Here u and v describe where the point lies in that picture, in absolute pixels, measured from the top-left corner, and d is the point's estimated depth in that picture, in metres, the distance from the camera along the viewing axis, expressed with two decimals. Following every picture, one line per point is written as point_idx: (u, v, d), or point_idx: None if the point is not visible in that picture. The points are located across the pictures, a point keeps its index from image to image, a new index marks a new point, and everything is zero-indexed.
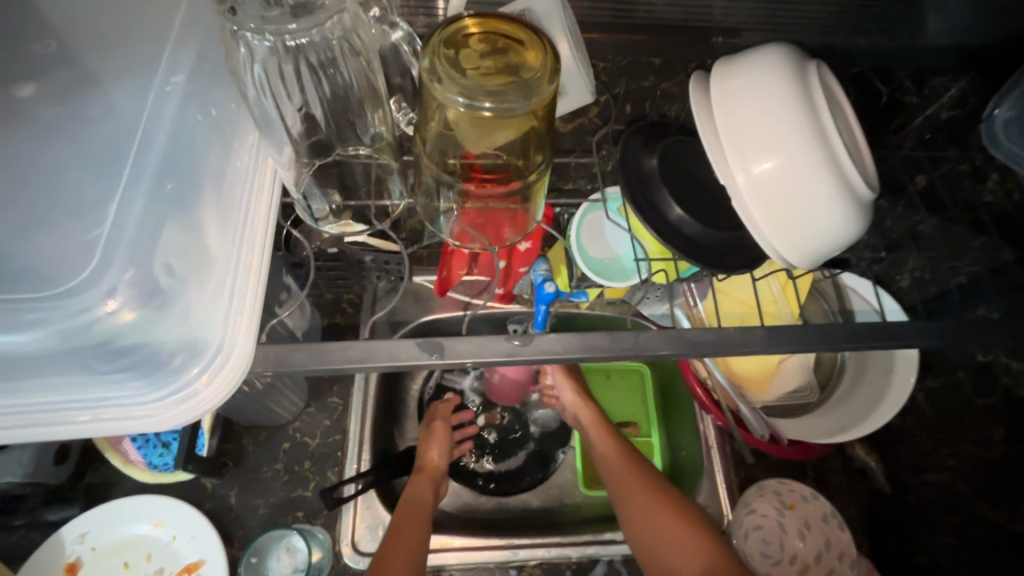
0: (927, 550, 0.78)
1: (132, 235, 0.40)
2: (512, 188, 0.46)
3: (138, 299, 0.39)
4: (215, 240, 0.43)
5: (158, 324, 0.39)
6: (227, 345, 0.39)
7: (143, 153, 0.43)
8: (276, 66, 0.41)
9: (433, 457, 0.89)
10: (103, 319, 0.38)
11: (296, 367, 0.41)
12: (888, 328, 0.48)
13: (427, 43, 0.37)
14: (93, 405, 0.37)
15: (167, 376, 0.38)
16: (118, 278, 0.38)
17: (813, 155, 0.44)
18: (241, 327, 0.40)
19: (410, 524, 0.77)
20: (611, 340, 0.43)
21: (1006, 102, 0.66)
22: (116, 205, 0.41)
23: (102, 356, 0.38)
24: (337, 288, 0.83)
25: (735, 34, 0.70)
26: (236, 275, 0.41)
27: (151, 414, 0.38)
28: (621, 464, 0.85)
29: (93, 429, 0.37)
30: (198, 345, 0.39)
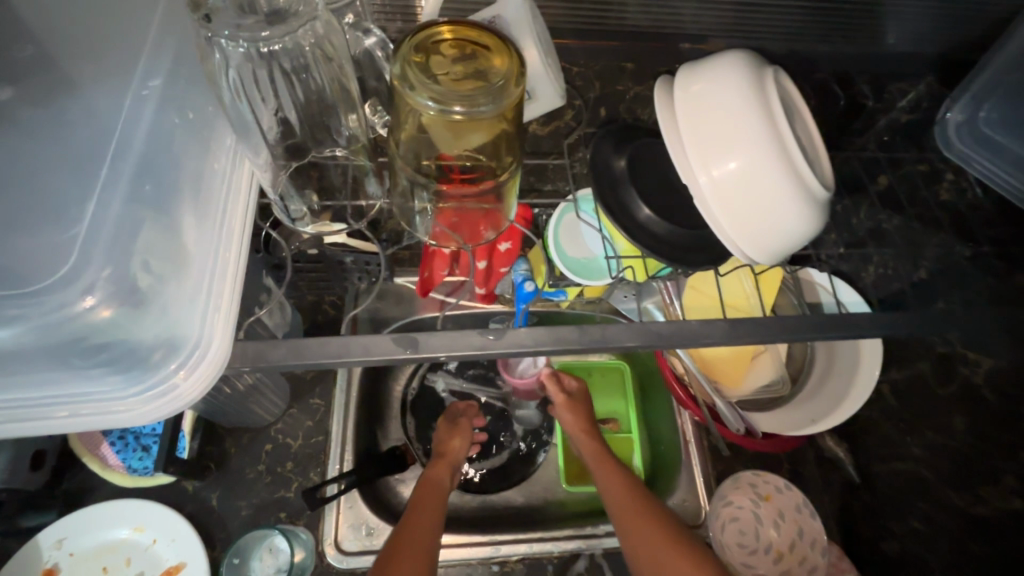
0: (895, 537, 0.81)
1: (111, 234, 0.40)
2: (483, 189, 0.47)
3: (115, 297, 0.39)
4: (194, 240, 0.43)
5: (134, 322, 0.39)
6: (206, 341, 0.40)
7: (121, 154, 0.44)
8: (251, 72, 0.42)
9: (455, 446, 0.89)
10: (79, 316, 0.38)
11: (275, 362, 0.41)
12: (846, 318, 0.50)
13: (397, 49, 0.38)
14: (73, 399, 0.38)
15: (143, 372, 0.39)
16: (97, 275, 0.39)
17: (769, 158, 0.46)
18: (218, 324, 0.41)
19: (426, 504, 0.75)
20: (580, 333, 0.45)
21: (957, 105, 0.68)
22: (94, 204, 0.41)
23: (78, 352, 0.38)
24: (318, 289, 0.84)
25: (701, 40, 0.73)
26: (215, 275, 0.42)
27: (132, 408, 0.39)
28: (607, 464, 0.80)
29: (74, 422, 0.38)
30: (176, 342, 0.40)
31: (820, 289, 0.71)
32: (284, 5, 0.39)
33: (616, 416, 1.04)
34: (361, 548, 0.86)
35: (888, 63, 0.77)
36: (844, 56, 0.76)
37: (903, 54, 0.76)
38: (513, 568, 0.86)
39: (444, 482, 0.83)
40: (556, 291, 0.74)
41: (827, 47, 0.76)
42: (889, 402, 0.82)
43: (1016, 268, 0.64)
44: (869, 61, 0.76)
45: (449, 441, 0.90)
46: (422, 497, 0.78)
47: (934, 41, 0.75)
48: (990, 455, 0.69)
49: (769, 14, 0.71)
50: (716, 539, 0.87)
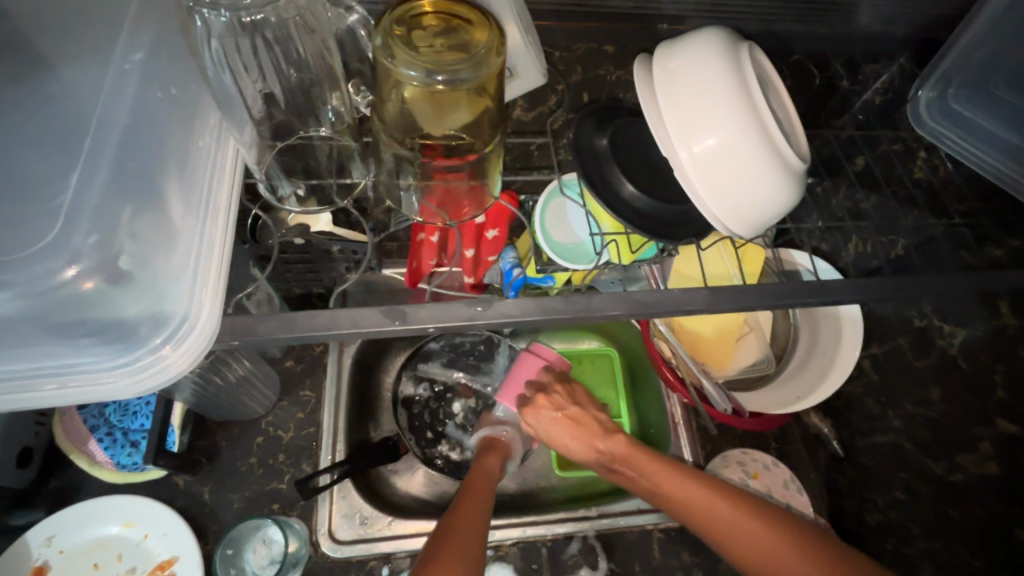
0: (878, 507, 0.83)
1: (95, 206, 0.40)
2: (466, 164, 0.48)
3: (99, 269, 0.39)
4: (179, 215, 0.44)
5: (120, 295, 0.39)
6: (194, 315, 0.41)
7: (103, 127, 0.43)
8: (232, 42, 0.43)
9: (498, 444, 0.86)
10: (62, 285, 0.38)
11: (263, 336, 0.42)
12: (824, 285, 0.52)
13: (378, 23, 0.38)
14: (59, 372, 0.39)
15: (130, 345, 0.40)
16: (82, 242, 0.39)
17: (748, 131, 0.48)
18: (206, 298, 0.42)
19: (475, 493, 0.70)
20: (565, 303, 0.45)
21: (928, 83, 0.69)
22: (77, 175, 0.41)
23: (68, 322, 0.38)
24: (305, 280, 0.84)
25: (679, 21, 0.73)
26: (200, 252, 0.43)
27: (119, 380, 0.39)
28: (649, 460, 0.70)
29: (61, 395, 0.39)
30: (163, 316, 0.40)
31: (799, 261, 0.74)
32: None
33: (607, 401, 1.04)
34: (356, 538, 0.86)
35: (863, 43, 0.78)
36: (819, 35, 0.77)
37: (879, 36, 0.77)
38: (507, 552, 0.87)
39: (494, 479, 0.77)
40: (543, 276, 0.75)
41: (802, 27, 0.76)
42: (869, 376, 0.85)
43: (987, 242, 0.67)
44: (844, 41, 0.77)
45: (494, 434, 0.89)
46: (472, 490, 0.72)
47: (908, 21, 0.76)
48: (968, 424, 0.71)
49: None
50: None
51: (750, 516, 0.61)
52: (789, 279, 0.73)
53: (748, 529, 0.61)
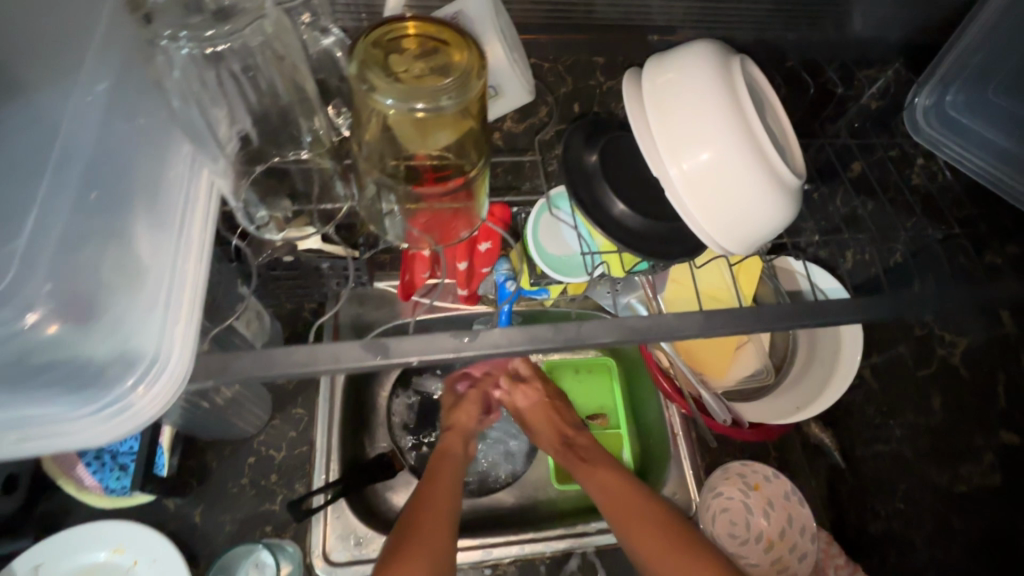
0: (882, 517, 0.82)
1: (53, 250, 0.41)
2: (452, 186, 0.46)
3: (60, 313, 0.40)
4: (149, 251, 0.43)
5: (84, 339, 0.40)
6: (165, 355, 0.39)
7: (61, 170, 0.44)
8: (197, 73, 0.43)
9: (464, 417, 0.89)
10: (23, 332, 0.39)
11: (240, 373, 0.41)
12: (816, 307, 0.50)
13: (352, 51, 0.37)
14: (19, 424, 0.37)
15: (98, 389, 0.39)
16: (37, 290, 0.40)
17: (740, 146, 0.46)
18: (176, 338, 0.40)
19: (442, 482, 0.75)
20: (555, 331, 0.44)
21: (925, 90, 0.69)
22: (34, 220, 0.42)
23: (23, 372, 0.38)
24: (296, 296, 0.83)
25: (670, 32, 0.72)
26: (173, 286, 0.42)
27: (92, 428, 0.38)
28: (611, 477, 0.79)
29: (22, 448, 0.37)
30: (134, 357, 0.40)
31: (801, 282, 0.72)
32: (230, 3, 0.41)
33: (604, 411, 1.04)
34: (350, 559, 0.85)
35: (856, 50, 0.76)
36: (812, 43, 0.75)
37: (871, 41, 0.76)
38: (505, 571, 0.85)
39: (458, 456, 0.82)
40: (537, 289, 0.74)
41: (794, 35, 0.75)
42: (869, 384, 0.83)
43: (985, 248, 0.66)
44: (835, 48, 0.76)
45: (466, 409, 0.90)
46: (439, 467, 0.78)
47: (901, 27, 0.75)
48: (969, 434, 0.70)
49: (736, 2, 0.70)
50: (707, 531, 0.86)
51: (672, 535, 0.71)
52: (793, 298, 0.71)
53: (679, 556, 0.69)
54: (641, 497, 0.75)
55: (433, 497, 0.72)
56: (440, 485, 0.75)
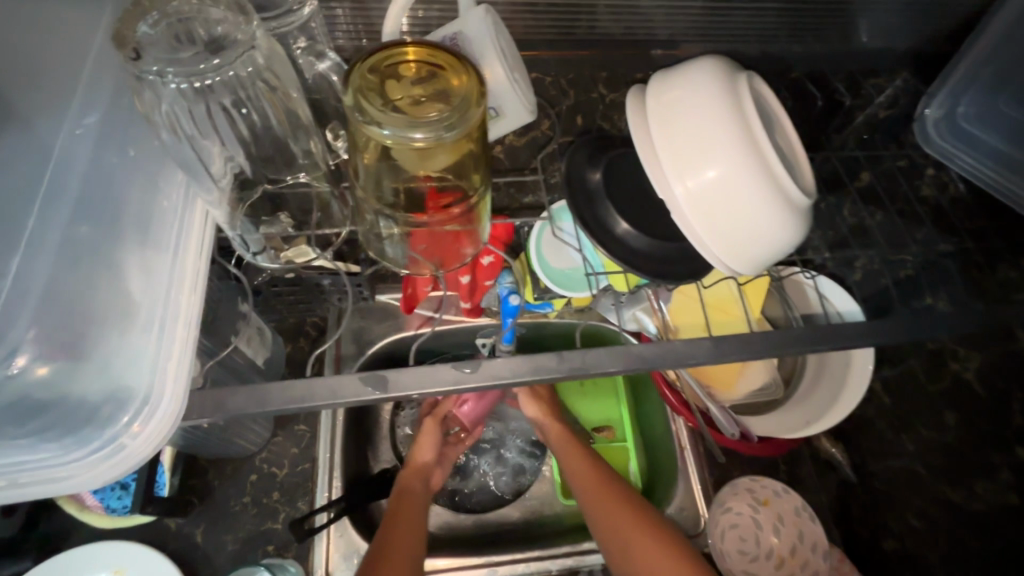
0: (894, 535, 0.77)
1: (42, 291, 0.42)
2: (454, 214, 0.46)
3: (47, 355, 0.40)
4: (139, 287, 0.44)
5: (72, 379, 0.40)
6: (157, 391, 0.40)
7: (48, 211, 0.45)
8: (186, 108, 0.41)
9: (423, 455, 0.87)
10: (13, 378, 0.39)
11: (234, 411, 0.40)
12: (835, 331, 0.49)
13: (347, 79, 0.36)
14: (9, 469, 0.38)
15: (93, 430, 0.39)
16: (23, 335, 0.40)
17: (748, 166, 0.45)
18: (169, 373, 0.40)
19: (403, 526, 0.75)
20: (559, 360, 0.43)
21: (935, 101, 0.68)
22: (19, 259, 0.42)
23: (16, 417, 0.39)
24: (298, 312, 0.82)
25: (672, 46, 0.72)
26: (164, 321, 0.42)
27: (88, 469, 0.38)
28: (596, 477, 0.79)
29: (11, 493, 0.37)
30: (127, 394, 0.40)
31: (813, 301, 0.67)
32: (222, 33, 0.39)
33: (611, 423, 1.03)
34: None
35: (864, 59, 0.75)
36: (818, 54, 0.74)
37: (880, 50, 0.74)
38: None
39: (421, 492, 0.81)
40: (541, 303, 0.72)
41: (799, 47, 0.73)
42: (881, 399, 0.80)
43: (999, 261, 0.65)
44: (843, 58, 0.74)
45: (425, 445, 0.88)
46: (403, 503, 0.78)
47: (910, 36, 0.73)
48: (986, 451, 0.69)
49: (740, 15, 0.69)
50: (716, 547, 0.82)
51: (653, 533, 0.72)
52: (806, 322, 0.67)
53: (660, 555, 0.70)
54: (619, 498, 0.76)
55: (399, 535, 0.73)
56: (403, 525, 0.75)
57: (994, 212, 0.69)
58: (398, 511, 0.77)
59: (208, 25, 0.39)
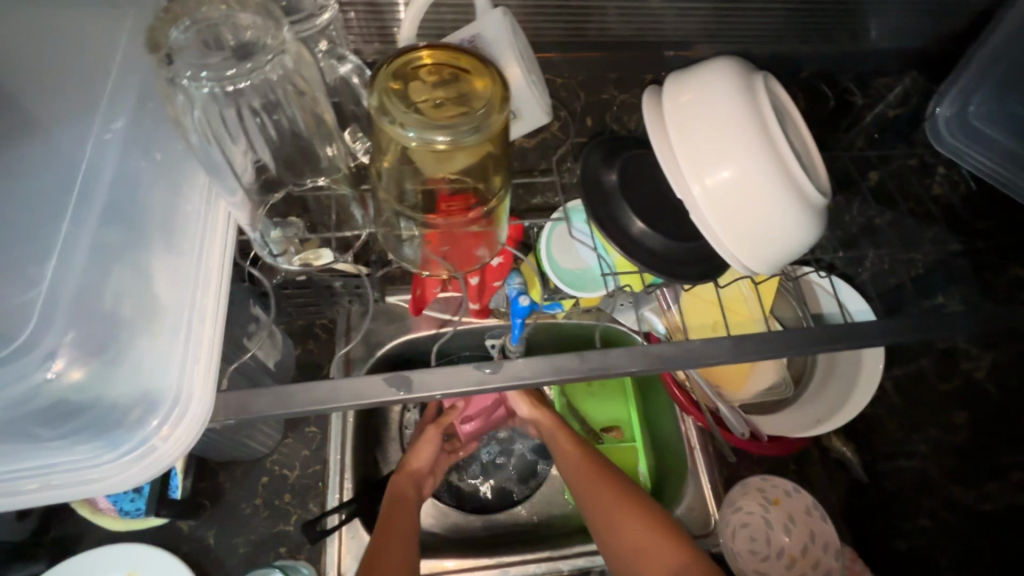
0: (904, 534, 0.78)
1: (74, 294, 0.44)
2: (474, 216, 0.46)
3: (83, 358, 0.42)
4: (165, 290, 0.44)
5: (107, 381, 0.41)
6: (185, 393, 0.40)
7: (82, 219, 0.46)
8: (216, 111, 0.41)
9: (419, 459, 0.86)
10: (49, 381, 0.41)
11: (259, 413, 0.40)
12: (851, 329, 0.49)
13: (373, 82, 0.37)
14: (41, 472, 0.38)
15: (123, 434, 0.39)
16: (58, 339, 0.42)
17: (765, 166, 0.45)
18: (198, 376, 0.40)
19: (399, 528, 0.74)
20: (580, 360, 0.43)
21: (946, 100, 0.68)
22: (54, 264, 0.44)
23: (53, 421, 0.40)
24: (309, 314, 0.82)
25: (685, 47, 0.72)
26: (189, 324, 0.42)
27: (120, 471, 0.38)
28: (592, 472, 0.78)
29: (45, 495, 0.37)
30: (157, 396, 0.40)
31: (824, 301, 0.68)
32: (250, 38, 0.39)
33: (619, 424, 1.02)
34: None
35: (874, 59, 0.75)
36: (828, 54, 0.74)
37: (890, 50, 0.74)
38: None
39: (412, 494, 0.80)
40: (552, 304, 0.73)
41: (809, 47, 0.73)
42: (891, 399, 0.80)
43: (1010, 261, 0.66)
44: (853, 58, 0.74)
45: (422, 449, 0.87)
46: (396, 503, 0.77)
47: (920, 36, 0.73)
48: (995, 453, 0.71)
49: (749, 16, 0.69)
50: (727, 548, 0.82)
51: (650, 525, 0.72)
52: (817, 322, 0.68)
53: (659, 546, 0.70)
54: (616, 492, 0.75)
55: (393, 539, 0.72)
56: (399, 528, 0.74)
57: (1005, 210, 0.69)
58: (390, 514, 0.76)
59: (236, 31, 0.39)
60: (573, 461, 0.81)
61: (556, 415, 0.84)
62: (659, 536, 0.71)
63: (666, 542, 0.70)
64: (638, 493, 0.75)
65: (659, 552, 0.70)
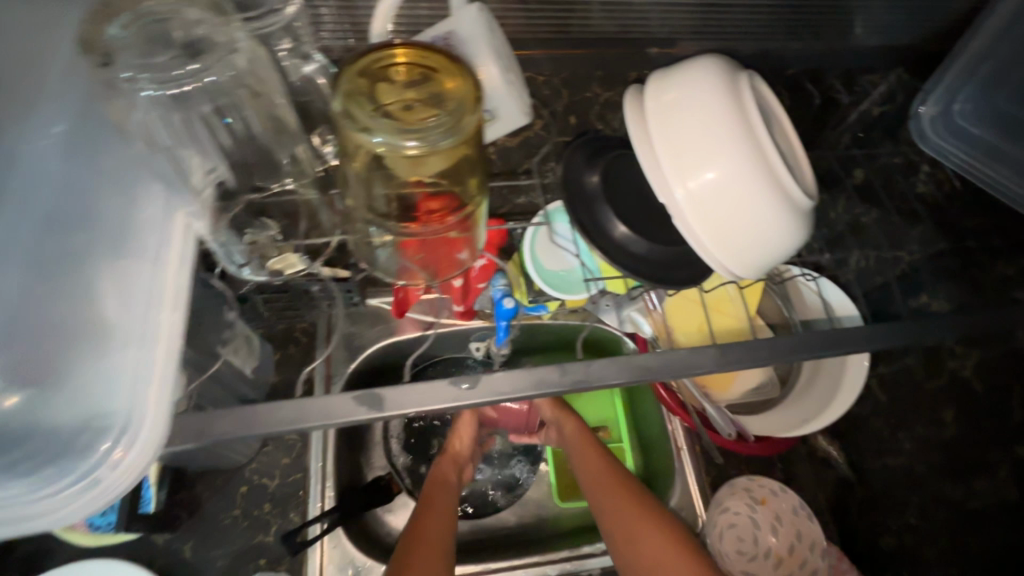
0: (892, 531, 0.76)
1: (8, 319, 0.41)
2: (450, 223, 0.44)
3: (21, 384, 0.39)
4: (115, 308, 0.41)
5: (46, 406, 0.39)
6: (137, 419, 0.38)
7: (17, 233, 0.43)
8: (166, 117, 0.41)
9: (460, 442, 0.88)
10: None
11: (220, 435, 0.38)
12: (837, 335, 0.48)
13: (336, 82, 0.35)
14: None
15: (73, 461, 0.37)
16: None
17: (750, 168, 0.44)
18: (150, 398, 0.38)
19: (437, 510, 0.74)
20: (561, 373, 0.42)
21: (931, 98, 0.67)
22: None
23: None
24: (287, 317, 0.79)
25: (669, 45, 0.70)
26: (145, 342, 0.40)
27: (64, 504, 0.36)
28: (604, 481, 0.77)
29: None
30: (105, 422, 0.38)
31: (812, 306, 0.66)
32: (201, 36, 0.40)
33: (607, 423, 1.01)
34: None
35: (859, 58, 0.74)
36: (813, 53, 0.73)
37: (875, 49, 0.74)
38: None
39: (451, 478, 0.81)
40: (536, 306, 0.71)
41: (798, 44, 0.72)
42: (877, 397, 0.80)
43: (996, 258, 0.65)
44: (838, 57, 0.74)
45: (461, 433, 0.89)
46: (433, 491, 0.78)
47: (903, 34, 0.73)
48: (985, 448, 0.69)
49: (734, 15, 0.68)
50: (714, 548, 0.82)
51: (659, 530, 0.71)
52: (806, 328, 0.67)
53: (669, 552, 0.69)
54: (629, 496, 0.74)
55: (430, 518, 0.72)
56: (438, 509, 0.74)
57: (990, 208, 0.68)
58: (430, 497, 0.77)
59: (186, 27, 0.39)
60: (589, 469, 0.80)
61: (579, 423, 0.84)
62: (666, 541, 0.70)
63: (660, 531, 0.71)
64: (632, 488, 0.75)
65: (667, 559, 0.68)
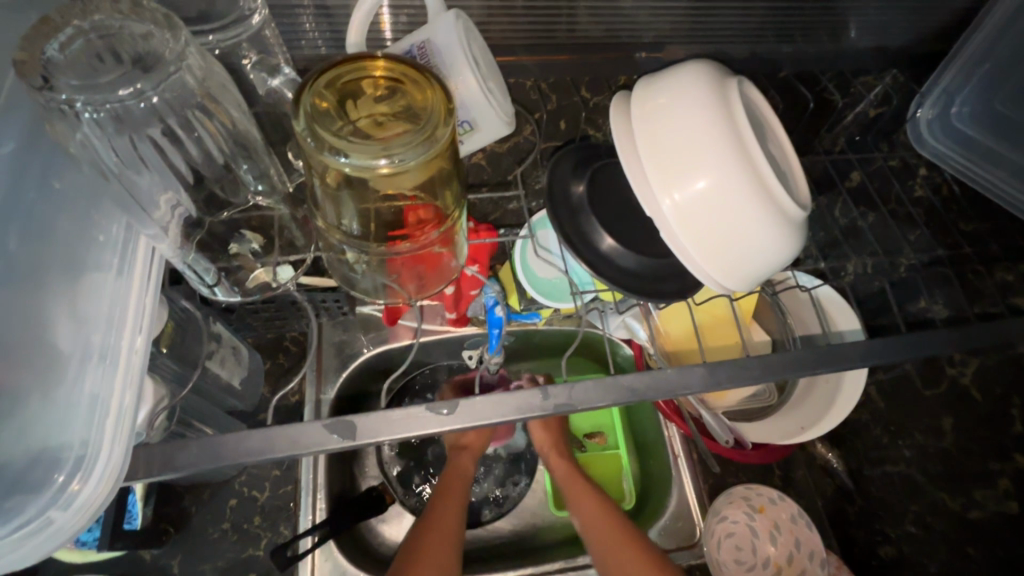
0: (891, 541, 0.74)
1: None
2: (429, 239, 0.44)
3: None
4: (68, 336, 0.41)
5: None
6: (93, 451, 0.38)
7: None
8: (114, 138, 0.40)
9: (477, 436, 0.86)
10: None
11: (184, 467, 0.40)
12: (826, 350, 0.48)
13: (298, 101, 0.33)
14: None
15: (25, 497, 0.37)
16: None
17: (740, 177, 0.42)
18: (109, 429, 0.39)
19: (450, 506, 0.74)
20: (543, 398, 0.42)
21: (928, 101, 0.67)
22: None
23: None
24: (276, 327, 0.76)
25: (658, 49, 0.69)
26: (103, 360, 0.41)
27: (12, 549, 0.36)
28: (596, 512, 0.74)
29: None
30: (60, 453, 0.38)
31: (811, 319, 0.65)
32: (149, 49, 0.38)
33: (602, 430, 0.98)
34: None
35: (854, 59, 0.72)
36: (808, 54, 0.71)
37: (870, 50, 0.72)
38: None
39: (468, 471, 0.81)
40: (529, 314, 0.70)
41: (790, 47, 0.70)
42: (875, 404, 0.77)
43: (996, 265, 0.63)
44: (833, 58, 0.72)
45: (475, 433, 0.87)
46: (449, 484, 0.78)
47: (899, 34, 0.71)
48: (983, 458, 0.66)
49: (724, 19, 0.66)
50: (711, 557, 0.80)
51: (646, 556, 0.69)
52: (804, 343, 0.65)
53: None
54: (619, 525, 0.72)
55: (439, 511, 0.73)
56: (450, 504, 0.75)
57: (989, 212, 0.67)
58: (447, 484, 0.78)
59: (133, 42, 0.38)
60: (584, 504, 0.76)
61: (568, 462, 0.82)
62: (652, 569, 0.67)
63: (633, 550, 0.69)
64: (609, 501, 0.76)
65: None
